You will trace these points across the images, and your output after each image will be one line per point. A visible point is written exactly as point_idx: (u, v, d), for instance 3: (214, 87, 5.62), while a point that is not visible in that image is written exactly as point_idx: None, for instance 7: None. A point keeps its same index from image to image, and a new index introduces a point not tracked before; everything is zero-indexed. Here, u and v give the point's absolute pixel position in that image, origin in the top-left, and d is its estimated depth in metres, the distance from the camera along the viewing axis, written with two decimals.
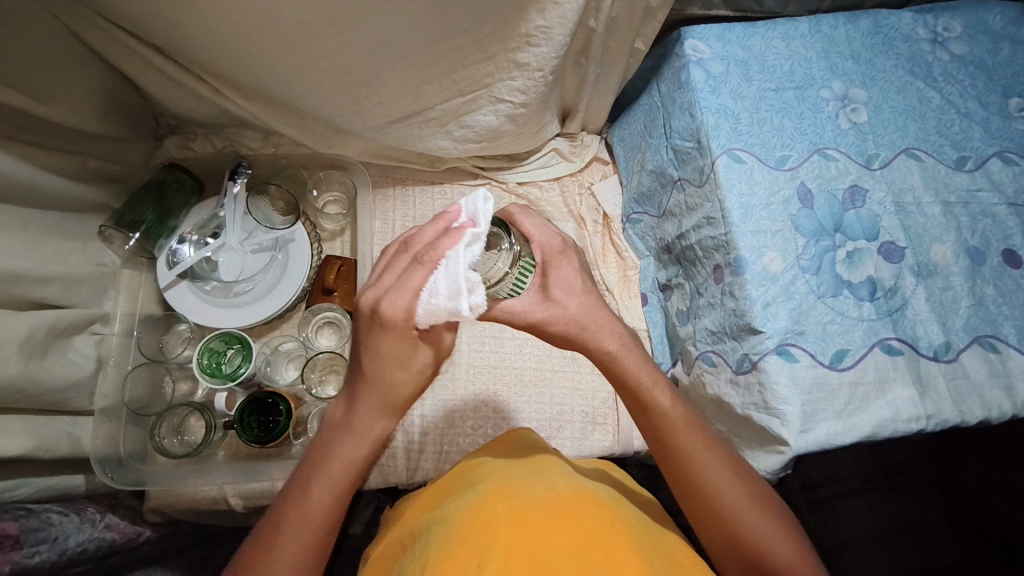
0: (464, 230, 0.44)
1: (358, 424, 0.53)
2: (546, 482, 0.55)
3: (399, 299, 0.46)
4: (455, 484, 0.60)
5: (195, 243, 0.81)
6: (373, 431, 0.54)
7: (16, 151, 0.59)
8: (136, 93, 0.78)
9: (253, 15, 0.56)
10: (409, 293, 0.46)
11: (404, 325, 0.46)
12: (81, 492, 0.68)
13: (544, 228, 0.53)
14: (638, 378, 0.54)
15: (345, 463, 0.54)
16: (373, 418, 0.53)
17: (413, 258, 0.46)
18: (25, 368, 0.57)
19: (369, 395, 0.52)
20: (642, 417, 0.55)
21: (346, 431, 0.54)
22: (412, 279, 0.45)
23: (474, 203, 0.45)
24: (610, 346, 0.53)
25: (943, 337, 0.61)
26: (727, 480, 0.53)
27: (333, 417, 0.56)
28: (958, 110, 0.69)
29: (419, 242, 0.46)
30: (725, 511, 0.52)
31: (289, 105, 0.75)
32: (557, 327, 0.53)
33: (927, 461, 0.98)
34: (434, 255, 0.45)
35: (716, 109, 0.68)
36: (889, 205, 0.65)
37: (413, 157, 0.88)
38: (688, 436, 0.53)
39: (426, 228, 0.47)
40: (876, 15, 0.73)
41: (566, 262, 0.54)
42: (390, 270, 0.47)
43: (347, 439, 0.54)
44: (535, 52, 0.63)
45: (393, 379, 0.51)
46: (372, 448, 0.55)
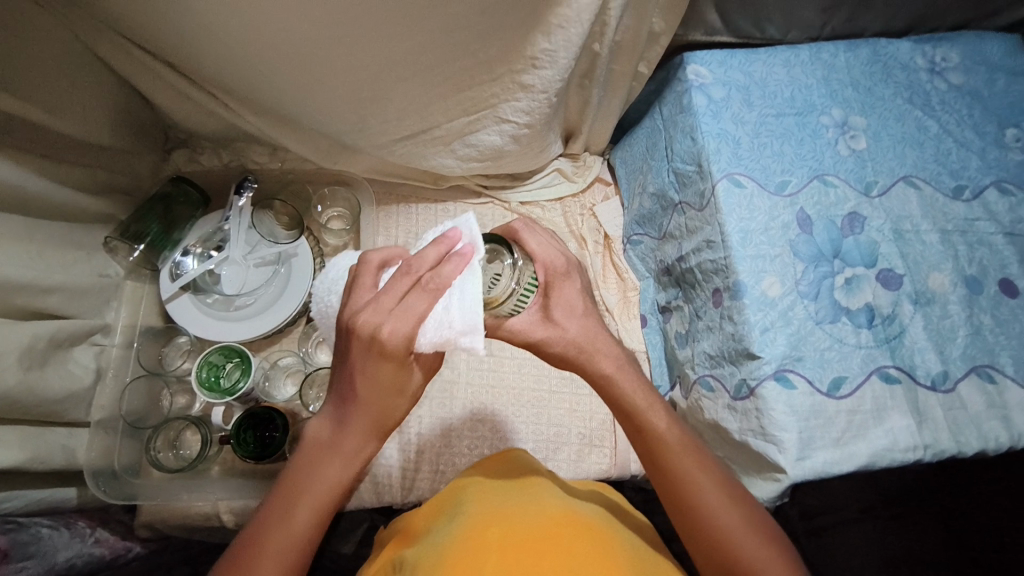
0: (467, 258, 0.45)
1: (345, 444, 0.52)
2: (540, 505, 0.55)
3: (402, 325, 0.44)
4: (448, 505, 0.59)
5: (199, 255, 0.81)
6: (359, 454, 0.53)
7: (27, 162, 0.60)
8: (146, 107, 0.79)
9: (265, 35, 0.57)
10: (413, 318, 0.44)
11: (404, 350, 0.45)
12: (72, 505, 0.68)
13: (549, 246, 0.53)
14: (634, 399, 0.54)
15: (328, 483, 0.52)
16: (357, 438, 0.52)
17: (415, 281, 0.45)
18: (23, 378, 0.57)
19: (358, 416, 0.51)
20: (639, 439, 0.54)
21: (330, 451, 0.52)
22: (415, 304, 0.44)
23: (472, 230, 0.47)
24: (609, 367, 0.53)
25: (940, 366, 0.61)
26: (723, 503, 0.52)
27: (314, 436, 0.54)
28: (956, 139, 0.70)
29: (421, 266, 0.45)
30: (720, 534, 0.51)
31: (297, 122, 0.76)
32: (557, 346, 0.53)
33: (925, 490, 0.97)
34: (441, 280, 0.44)
35: (717, 134, 0.69)
36: (886, 232, 0.66)
37: (416, 174, 0.89)
38: (683, 459, 0.53)
39: (427, 249, 0.46)
40: (874, 44, 0.74)
41: (569, 283, 0.54)
42: (389, 290, 0.45)
43: (333, 460, 0.52)
44: (540, 75, 0.64)
45: (387, 405, 0.50)
46: (356, 469, 0.53)
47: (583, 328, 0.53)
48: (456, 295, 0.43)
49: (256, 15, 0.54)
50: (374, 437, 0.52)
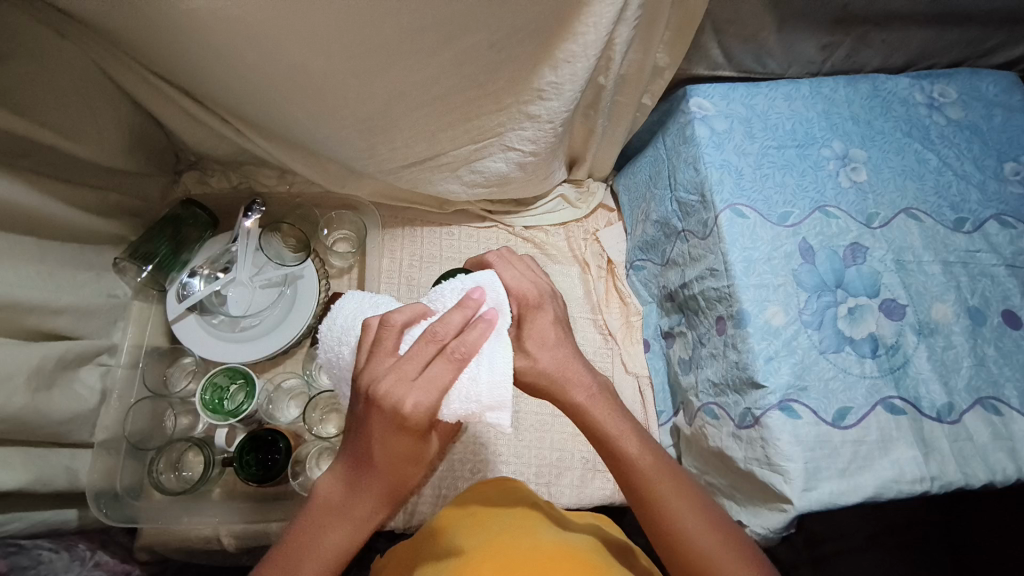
0: (492, 324, 0.48)
1: (356, 512, 0.50)
2: (530, 539, 0.55)
3: (427, 396, 0.45)
4: (445, 535, 0.59)
5: (206, 277, 0.82)
6: (369, 522, 0.50)
7: (45, 187, 0.61)
8: (160, 132, 0.81)
9: (280, 68, 0.58)
10: (436, 390, 0.45)
11: (428, 423, 0.46)
12: (72, 526, 0.67)
13: (521, 277, 0.54)
14: (607, 425, 0.53)
15: (333, 552, 0.50)
16: (368, 505, 0.50)
17: (441, 349, 0.46)
18: (31, 399, 0.57)
19: (373, 483, 0.49)
20: (615, 467, 0.53)
21: (339, 517, 0.50)
22: (439, 376, 0.45)
23: (496, 294, 0.52)
24: (580, 397, 0.53)
25: (945, 397, 0.61)
26: (704, 529, 0.51)
27: (324, 496, 0.51)
28: (955, 172, 0.71)
29: (446, 334, 0.47)
30: (704, 561, 0.50)
31: (307, 148, 0.78)
32: (530, 378, 0.54)
33: (930, 519, 0.97)
34: (468, 349, 0.46)
35: (720, 165, 0.70)
36: (889, 262, 0.66)
37: (422, 199, 0.90)
38: (660, 485, 0.52)
39: (453, 316, 0.48)
40: (874, 79, 0.76)
41: (543, 313, 0.55)
42: (412, 359, 0.45)
43: (341, 527, 0.50)
44: (547, 106, 0.66)
45: (402, 475, 0.49)
46: (362, 538, 0.51)
47: (553, 360, 0.53)
48: (485, 365, 0.47)
49: (271, 49, 0.55)
50: (387, 504, 0.51)
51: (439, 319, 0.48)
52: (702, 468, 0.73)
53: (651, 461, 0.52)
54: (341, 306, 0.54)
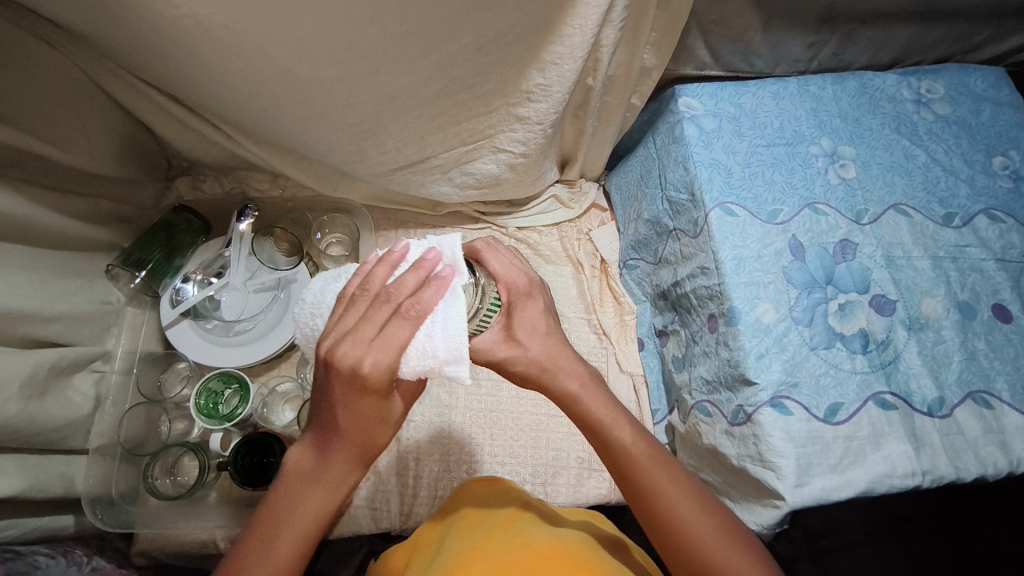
0: (448, 282, 0.45)
1: (329, 473, 0.50)
2: (523, 538, 0.55)
3: (384, 356, 0.44)
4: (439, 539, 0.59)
5: (199, 282, 0.81)
6: (345, 482, 0.51)
7: (36, 196, 0.61)
8: (151, 138, 0.81)
9: (268, 75, 0.59)
10: (393, 350, 0.44)
11: (388, 382, 0.44)
12: (68, 533, 0.67)
13: (511, 266, 0.53)
14: (599, 414, 0.54)
15: (312, 515, 0.51)
16: (339, 466, 0.50)
17: (396, 308, 0.44)
18: (24, 407, 0.57)
19: (340, 447, 0.49)
20: (606, 454, 0.54)
21: (313, 479, 0.50)
22: (395, 334, 0.44)
23: (453, 251, 0.47)
24: (571, 384, 0.54)
25: (936, 392, 0.61)
26: (697, 513, 0.51)
27: (297, 462, 0.51)
28: (944, 167, 0.72)
29: (401, 293, 0.45)
30: (696, 545, 0.50)
31: (298, 152, 0.78)
32: (521, 366, 0.53)
33: (928, 513, 0.97)
34: (423, 307, 0.44)
35: (709, 164, 0.70)
36: (879, 258, 0.66)
37: (415, 201, 0.90)
38: (652, 470, 0.52)
39: (406, 275, 0.45)
40: (862, 76, 0.76)
41: (530, 302, 0.54)
42: (368, 320, 0.44)
43: (317, 490, 0.51)
44: (536, 108, 0.66)
45: (369, 435, 0.49)
46: (341, 500, 0.52)
47: (540, 351, 0.53)
48: (440, 322, 0.44)
49: (258, 55, 0.55)
50: (359, 466, 0.51)
51: (396, 280, 0.46)
52: (697, 465, 0.73)
53: (643, 448, 0.53)
54: (311, 284, 0.51)
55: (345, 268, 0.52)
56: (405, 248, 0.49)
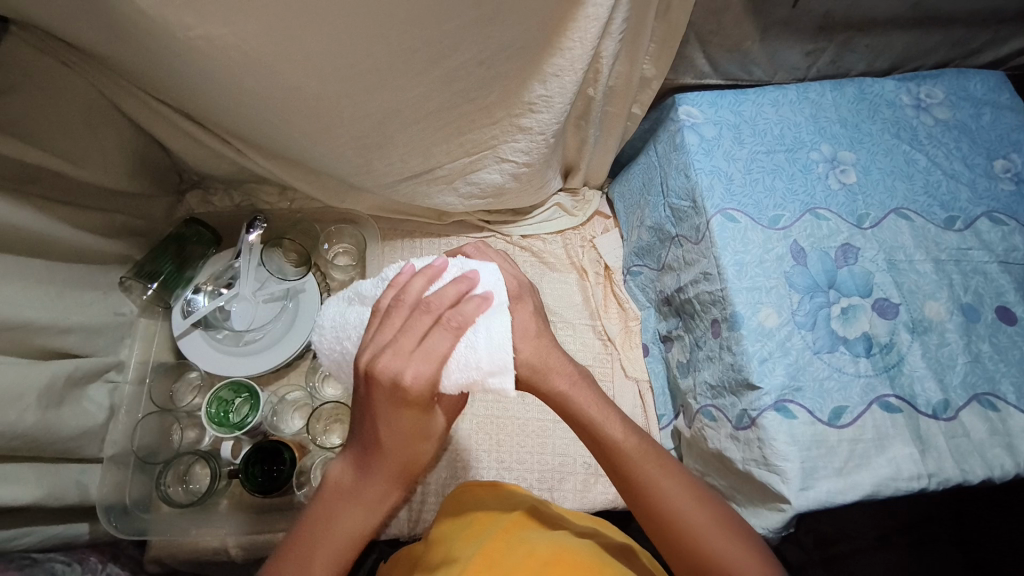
0: (488, 302, 0.50)
1: (370, 492, 0.51)
2: (525, 547, 0.55)
3: (425, 367, 0.46)
4: (444, 545, 0.60)
5: (210, 292, 0.83)
6: (385, 502, 0.52)
7: (53, 212, 0.63)
8: (163, 153, 0.83)
9: (276, 91, 0.60)
10: (435, 359, 0.46)
11: (428, 393, 0.47)
12: (83, 540, 0.69)
13: (501, 268, 0.56)
14: (592, 413, 0.54)
15: (349, 534, 0.52)
16: (380, 485, 0.51)
17: (436, 319, 0.48)
18: (42, 416, 0.59)
19: (382, 467, 0.51)
20: (600, 452, 0.54)
21: (354, 497, 0.52)
22: (438, 346, 0.47)
23: (490, 276, 0.53)
24: (561, 384, 0.54)
25: (941, 395, 0.61)
26: (693, 508, 0.52)
27: (336, 481, 0.53)
28: (945, 171, 0.72)
29: (441, 305, 0.48)
30: (693, 538, 0.50)
31: (307, 165, 0.80)
32: (509, 366, 0.54)
33: (940, 516, 0.97)
34: (465, 320, 0.48)
35: (710, 171, 0.71)
36: (880, 262, 0.67)
37: (421, 211, 0.92)
38: (648, 467, 0.53)
39: (448, 291, 0.49)
40: (860, 83, 0.77)
41: (521, 303, 0.55)
42: (409, 332, 0.47)
43: (357, 509, 0.52)
44: (538, 118, 0.67)
45: (411, 453, 0.51)
46: (379, 519, 0.53)
47: (534, 353, 0.54)
48: (483, 335, 0.48)
49: (267, 73, 0.57)
50: (399, 486, 0.53)
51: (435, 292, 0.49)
52: (703, 469, 0.74)
53: (636, 444, 0.53)
54: (324, 312, 0.55)
55: (355, 290, 0.56)
56: (443, 266, 0.52)
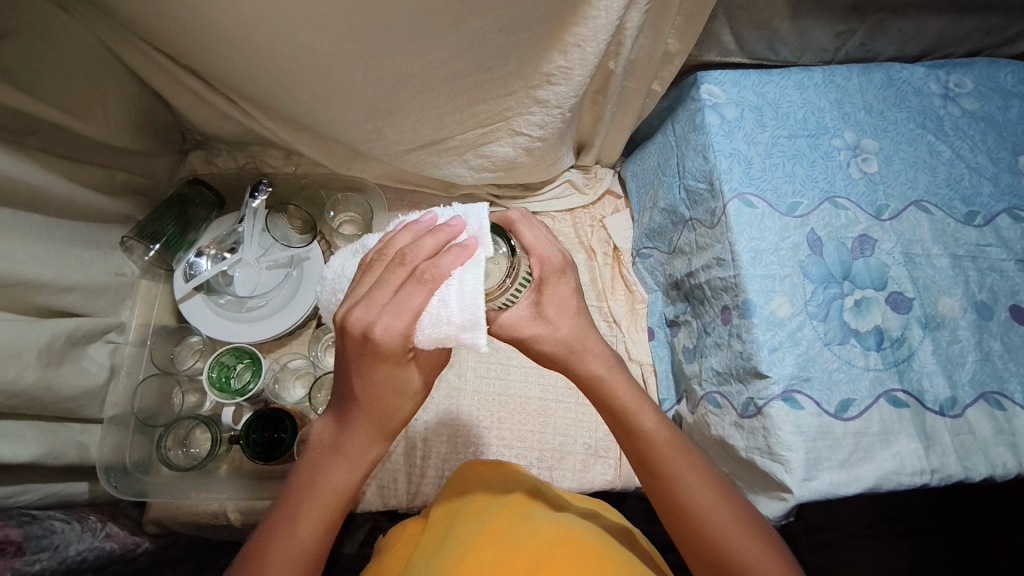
0: (469, 250, 0.44)
1: (355, 450, 0.52)
2: (531, 526, 0.57)
3: (396, 321, 0.43)
4: (445, 521, 0.60)
5: (213, 256, 0.82)
6: (367, 454, 0.52)
7: (52, 165, 0.61)
8: (166, 111, 0.81)
9: (287, 50, 0.58)
10: (409, 314, 0.43)
11: (400, 348, 0.44)
12: (84, 499, 0.69)
13: (546, 240, 0.52)
14: (623, 399, 0.54)
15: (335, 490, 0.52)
16: (364, 442, 0.51)
17: (410, 272, 0.44)
18: (42, 374, 0.58)
19: (360, 420, 0.50)
20: (628, 439, 0.55)
21: (338, 455, 0.52)
22: (409, 300, 0.43)
23: (478, 221, 0.47)
24: (598, 368, 0.54)
25: (949, 391, 0.61)
26: (716, 504, 0.52)
27: (320, 435, 0.53)
28: (968, 164, 0.70)
29: (417, 256, 0.44)
30: (715, 536, 0.51)
31: (314, 130, 0.77)
32: (548, 344, 0.53)
33: (929, 509, 0.98)
34: (439, 272, 0.43)
35: (729, 153, 0.69)
36: (898, 255, 0.66)
37: (429, 182, 0.90)
38: (673, 461, 0.53)
39: (427, 247, 0.45)
40: (889, 68, 0.74)
41: (565, 281, 0.53)
42: (383, 285, 0.44)
43: (338, 462, 0.52)
44: (555, 91, 0.65)
45: (389, 406, 0.49)
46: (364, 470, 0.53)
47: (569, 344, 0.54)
48: (455, 287, 0.43)
49: (278, 29, 0.55)
50: (386, 437, 0.52)
51: (414, 242, 0.45)
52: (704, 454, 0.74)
53: (660, 437, 0.54)
54: (332, 262, 0.53)
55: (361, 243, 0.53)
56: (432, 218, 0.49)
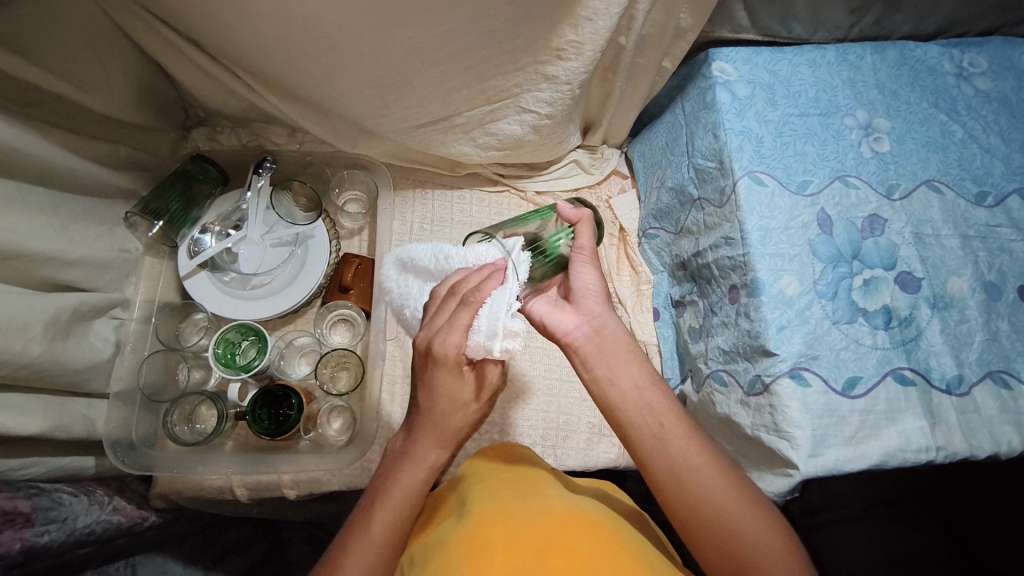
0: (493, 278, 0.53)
1: (420, 456, 0.61)
2: (544, 503, 0.58)
3: (456, 336, 0.54)
4: (455, 500, 0.62)
5: (217, 233, 0.83)
6: (426, 459, 0.61)
7: (56, 137, 0.60)
8: (169, 85, 0.80)
9: (296, 18, 0.57)
10: (461, 330, 0.54)
11: (456, 356, 0.55)
12: (90, 473, 0.69)
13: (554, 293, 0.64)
14: (643, 392, 0.59)
15: (403, 488, 0.61)
16: (430, 447, 0.61)
17: (460, 298, 0.54)
18: (48, 347, 0.58)
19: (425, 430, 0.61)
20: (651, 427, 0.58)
21: (406, 461, 0.62)
22: (461, 318, 0.53)
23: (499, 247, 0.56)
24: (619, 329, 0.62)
25: (956, 370, 0.61)
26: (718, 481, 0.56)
27: (392, 450, 0.64)
28: (981, 145, 0.70)
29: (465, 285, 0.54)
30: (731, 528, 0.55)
31: (319, 105, 0.76)
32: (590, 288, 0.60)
33: (927, 493, 1.00)
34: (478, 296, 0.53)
35: (740, 131, 0.69)
36: (907, 235, 0.65)
37: (434, 161, 0.89)
38: (690, 453, 0.57)
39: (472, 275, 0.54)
40: (903, 46, 0.73)
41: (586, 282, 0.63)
42: (455, 328, 0.54)
43: (407, 467, 0.61)
44: (565, 66, 0.64)
45: (446, 415, 0.60)
46: (429, 475, 0.62)
47: (589, 311, 0.61)
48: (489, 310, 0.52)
49: None
50: (443, 444, 0.62)
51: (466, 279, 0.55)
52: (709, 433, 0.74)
53: (649, 416, 0.59)
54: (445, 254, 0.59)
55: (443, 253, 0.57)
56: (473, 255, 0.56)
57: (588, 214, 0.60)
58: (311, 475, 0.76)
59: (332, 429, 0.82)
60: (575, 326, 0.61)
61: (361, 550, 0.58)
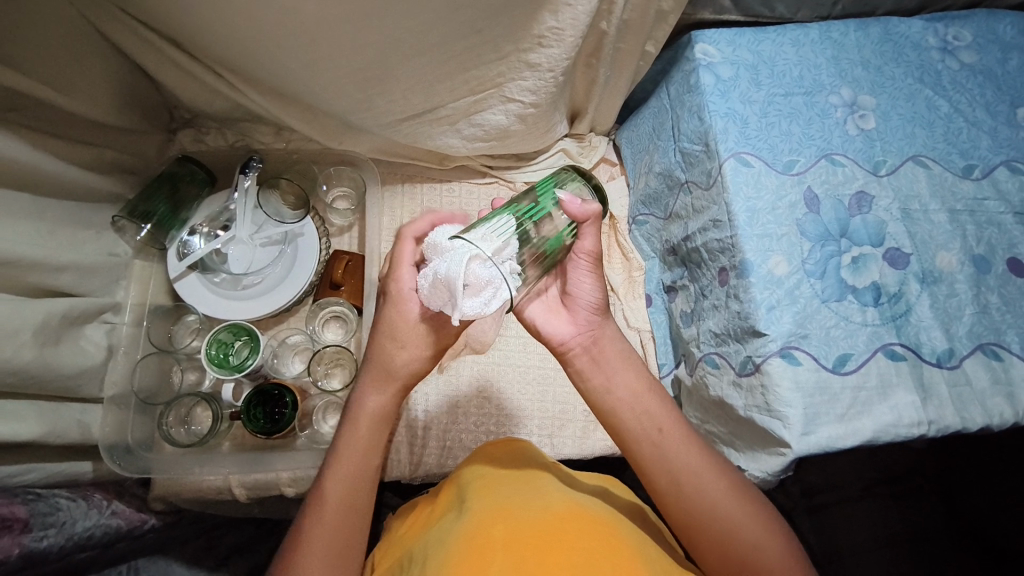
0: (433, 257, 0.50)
1: (365, 403, 0.60)
2: (543, 500, 0.58)
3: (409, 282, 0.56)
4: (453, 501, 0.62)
5: (205, 234, 0.82)
6: (368, 405, 0.60)
7: (39, 142, 0.60)
8: (151, 86, 0.79)
9: (273, 13, 0.57)
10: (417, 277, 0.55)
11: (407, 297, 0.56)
12: (88, 478, 0.69)
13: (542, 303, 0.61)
14: (639, 391, 0.60)
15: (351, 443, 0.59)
16: (372, 392, 0.60)
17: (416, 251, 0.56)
18: (39, 353, 0.58)
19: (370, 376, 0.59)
20: (653, 433, 0.58)
21: (352, 414, 0.60)
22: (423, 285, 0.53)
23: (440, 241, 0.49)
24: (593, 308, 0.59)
25: (946, 344, 0.61)
26: (718, 482, 0.57)
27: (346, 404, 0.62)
28: (967, 118, 0.70)
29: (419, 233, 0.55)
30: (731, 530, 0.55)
31: (303, 101, 0.76)
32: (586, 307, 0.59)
33: (925, 470, 1.00)
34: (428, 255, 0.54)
35: (725, 113, 0.68)
36: (895, 211, 0.65)
37: (422, 155, 0.88)
38: (687, 457, 0.57)
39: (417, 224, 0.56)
40: (887, 22, 0.73)
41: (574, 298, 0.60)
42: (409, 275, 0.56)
43: (352, 419, 0.60)
44: (547, 53, 0.64)
45: (390, 355, 0.58)
46: (373, 422, 0.60)
47: (587, 321, 0.60)
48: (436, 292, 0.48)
49: None
50: (388, 385, 0.59)
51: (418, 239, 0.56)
52: (703, 417, 0.75)
53: (648, 424, 0.58)
54: None
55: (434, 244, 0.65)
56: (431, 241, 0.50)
57: (597, 211, 0.53)
58: (310, 472, 0.77)
59: (327, 426, 0.81)
60: (570, 335, 0.60)
61: (321, 512, 0.58)
